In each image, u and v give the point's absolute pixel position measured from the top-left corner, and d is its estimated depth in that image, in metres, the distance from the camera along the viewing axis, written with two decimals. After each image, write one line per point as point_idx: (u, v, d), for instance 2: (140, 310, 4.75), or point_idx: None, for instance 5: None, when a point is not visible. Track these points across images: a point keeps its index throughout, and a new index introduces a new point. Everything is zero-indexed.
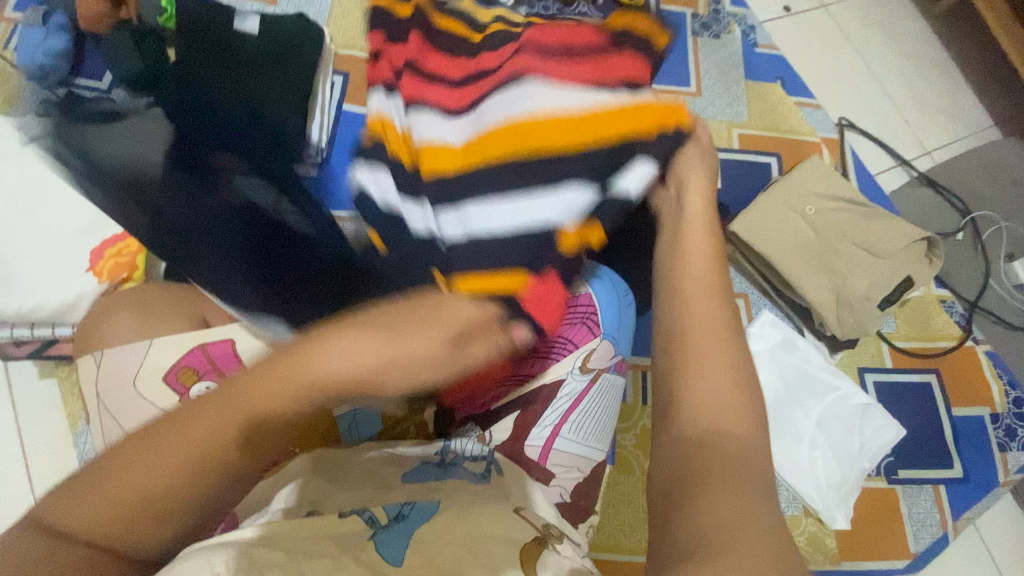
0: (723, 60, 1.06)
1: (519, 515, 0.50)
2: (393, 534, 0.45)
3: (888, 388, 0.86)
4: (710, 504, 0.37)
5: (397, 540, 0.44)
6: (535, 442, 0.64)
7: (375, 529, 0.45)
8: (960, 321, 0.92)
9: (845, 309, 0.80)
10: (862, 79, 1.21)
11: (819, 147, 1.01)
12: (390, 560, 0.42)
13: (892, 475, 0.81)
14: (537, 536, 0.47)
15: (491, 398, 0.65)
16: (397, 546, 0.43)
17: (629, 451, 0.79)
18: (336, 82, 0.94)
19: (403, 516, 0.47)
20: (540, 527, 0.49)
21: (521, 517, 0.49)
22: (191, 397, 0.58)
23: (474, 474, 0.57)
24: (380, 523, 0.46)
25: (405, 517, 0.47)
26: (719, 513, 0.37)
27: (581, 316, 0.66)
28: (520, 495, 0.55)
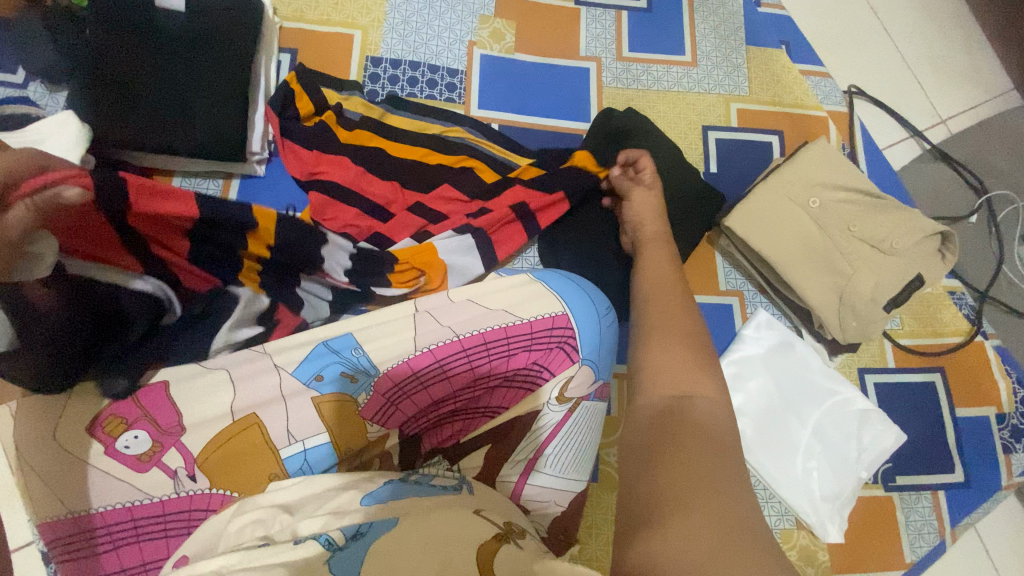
0: (721, 23, 0.94)
1: (480, 515, 0.49)
2: (351, 551, 0.42)
3: (890, 391, 0.81)
4: (659, 450, 0.41)
5: (355, 559, 0.42)
6: (507, 479, 0.59)
7: (331, 551, 0.42)
8: (969, 315, 0.86)
9: (849, 312, 0.73)
10: (875, 38, 1.09)
11: (824, 123, 0.92)
12: None
13: (889, 482, 0.77)
14: (498, 533, 0.47)
15: (460, 431, 0.61)
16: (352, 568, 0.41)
17: (613, 467, 0.74)
18: (282, 60, 0.83)
19: (360, 535, 0.44)
20: (501, 524, 0.49)
21: (480, 516, 0.49)
22: (116, 448, 0.50)
23: (444, 489, 0.53)
24: (336, 545, 0.43)
25: (362, 535, 0.44)
26: (670, 468, 0.39)
27: (557, 341, 0.60)
28: (496, 507, 0.53)
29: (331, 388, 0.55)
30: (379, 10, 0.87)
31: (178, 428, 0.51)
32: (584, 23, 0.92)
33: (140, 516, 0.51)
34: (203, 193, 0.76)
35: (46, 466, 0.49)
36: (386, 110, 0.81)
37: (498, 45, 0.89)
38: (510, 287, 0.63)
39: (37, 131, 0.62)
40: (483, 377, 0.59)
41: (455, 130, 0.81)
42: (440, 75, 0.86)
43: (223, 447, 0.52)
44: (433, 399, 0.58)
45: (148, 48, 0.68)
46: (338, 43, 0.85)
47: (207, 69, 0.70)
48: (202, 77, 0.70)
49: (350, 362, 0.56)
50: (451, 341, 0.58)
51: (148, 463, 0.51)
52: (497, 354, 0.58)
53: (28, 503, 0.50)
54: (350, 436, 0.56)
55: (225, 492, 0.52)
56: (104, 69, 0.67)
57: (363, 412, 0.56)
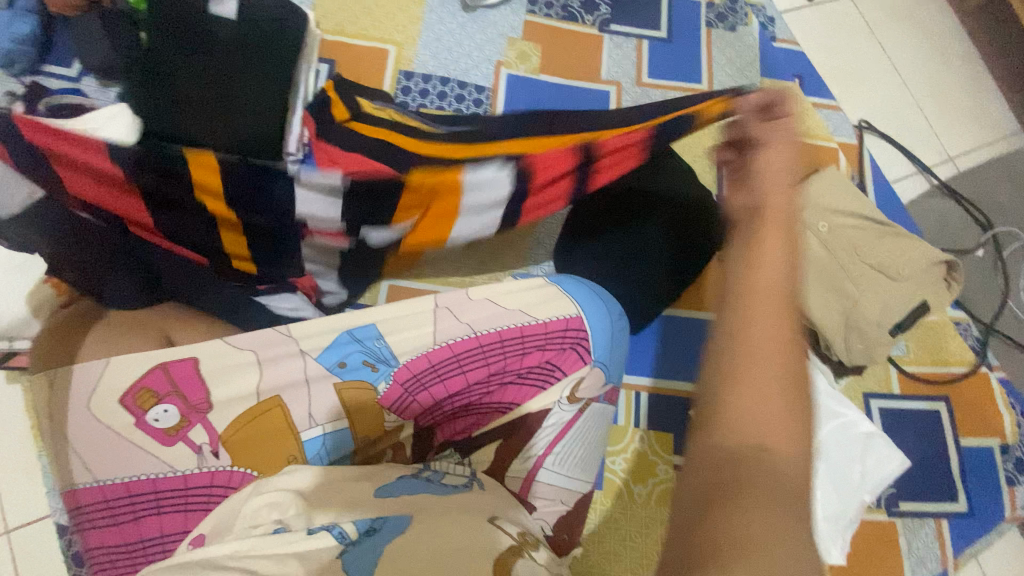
0: (737, 55, 0.98)
1: (493, 523, 0.50)
2: (364, 547, 0.43)
3: (894, 417, 0.82)
4: (724, 469, 0.34)
5: (366, 557, 0.42)
6: (515, 474, 0.61)
7: (345, 545, 0.43)
8: (974, 346, 0.87)
9: (855, 334, 0.75)
10: (885, 76, 1.14)
11: (834, 153, 0.95)
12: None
13: (892, 507, 0.78)
14: (512, 545, 0.47)
15: (472, 426, 0.62)
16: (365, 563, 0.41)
17: (619, 476, 0.76)
18: (321, 70, 0.87)
19: (374, 532, 0.45)
20: (517, 536, 0.49)
21: (496, 526, 0.49)
22: (147, 420, 0.52)
23: (456, 487, 0.55)
24: (350, 540, 0.44)
25: (376, 530, 0.45)
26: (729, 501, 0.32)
27: (570, 342, 0.62)
28: (504, 510, 0.53)
29: (352, 375, 0.58)
30: (414, 29, 0.92)
31: (207, 405, 0.54)
32: (606, 49, 0.96)
33: (163, 489, 0.52)
34: None
35: (80, 431, 0.52)
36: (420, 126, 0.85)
37: (524, 66, 0.93)
38: (527, 288, 0.65)
39: (93, 121, 0.67)
40: (497, 373, 0.61)
41: None
42: (468, 91, 0.91)
43: (242, 429, 0.54)
44: (449, 393, 0.60)
45: (206, 52, 0.72)
46: (374, 57, 0.90)
47: (255, 76, 0.74)
48: (247, 80, 0.73)
49: (373, 351, 0.59)
50: (469, 337, 0.61)
51: (175, 438, 0.53)
52: (512, 351, 0.61)
53: (59, 467, 0.52)
54: (365, 422, 0.58)
55: (246, 471, 0.54)
56: (163, 69, 0.71)
57: (380, 399, 0.58)
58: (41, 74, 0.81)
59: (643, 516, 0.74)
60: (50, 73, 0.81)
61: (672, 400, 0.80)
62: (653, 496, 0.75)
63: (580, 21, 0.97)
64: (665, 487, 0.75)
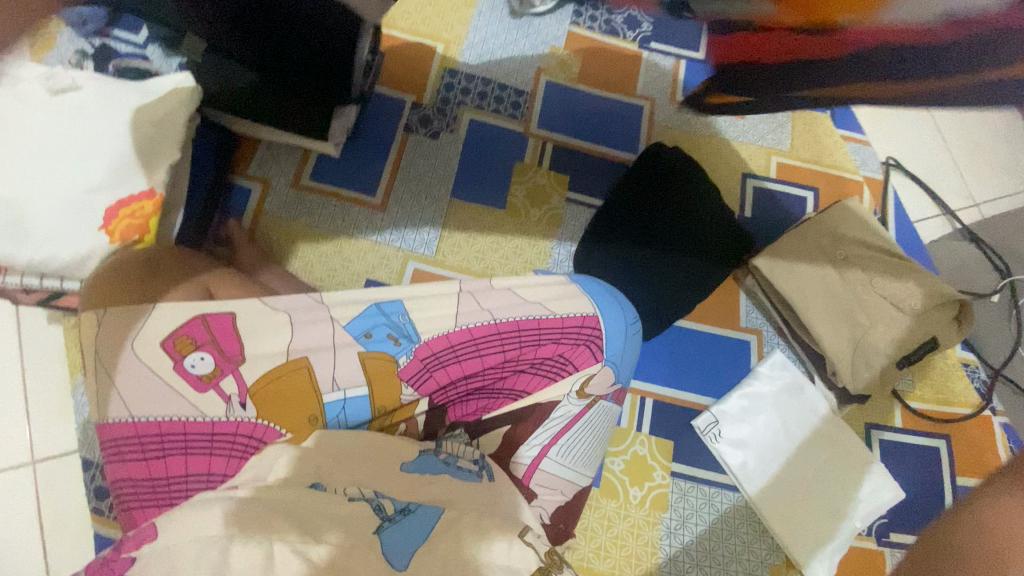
0: None
1: (525, 537, 0.46)
2: (400, 526, 0.46)
3: (893, 449, 0.83)
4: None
5: (403, 539, 0.44)
6: (520, 459, 0.63)
7: (382, 520, 0.46)
8: (980, 389, 0.88)
9: (862, 363, 0.77)
10: (917, 118, 1.15)
11: (858, 188, 0.97)
12: (395, 562, 0.42)
13: (882, 537, 0.79)
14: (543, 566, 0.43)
15: (482, 409, 0.66)
16: (401, 544, 0.44)
17: (616, 477, 0.78)
18: None
19: (409, 512, 0.48)
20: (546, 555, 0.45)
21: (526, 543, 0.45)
22: (184, 365, 0.57)
23: (469, 473, 0.57)
24: (387, 515, 0.47)
25: (411, 512, 0.48)
26: None
27: (584, 338, 0.65)
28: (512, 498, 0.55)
29: (376, 346, 0.62)
30: (462, 29, 0.96)
31: (239, 358, 0.58)
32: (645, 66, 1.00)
33: (191, 432, 0.56)
34: (282, 164, 0.85)
35: (125, 374, 0.56)
36: (465, 134, 0.91)
37: (563, 74, 0.97)
38: (546, 285, 0.69)
39: (158, 85, 0.68)
40: (512, 360, 0.64)
41: (526, 165, 0.90)
42: (507, 93, 0.94)
43: (271, 385, 0.58)
44: (464, 374, 0.64)
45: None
46: (420, 52, 0.94)
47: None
48: None
49: (397, 326, 0.63)
50: (487, 322, 0.64)
51: (207, 385, 0.57)
52: (527, 342, 0.64)
53: (96, 400, 0.56)
54: (384, 391, 0.62)
55: (270, 425, 0.58)
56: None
57: (400, 372, 0.62)
58: (109, 36, 0.86)
59: (636, 517, 0.76)
60: (117, 37, 0.86)
61: (676, 409, 0.82)
62: (648, 499, 0.77)
63: (622, 36, 1.01)
64: (660, 492, 0.77)
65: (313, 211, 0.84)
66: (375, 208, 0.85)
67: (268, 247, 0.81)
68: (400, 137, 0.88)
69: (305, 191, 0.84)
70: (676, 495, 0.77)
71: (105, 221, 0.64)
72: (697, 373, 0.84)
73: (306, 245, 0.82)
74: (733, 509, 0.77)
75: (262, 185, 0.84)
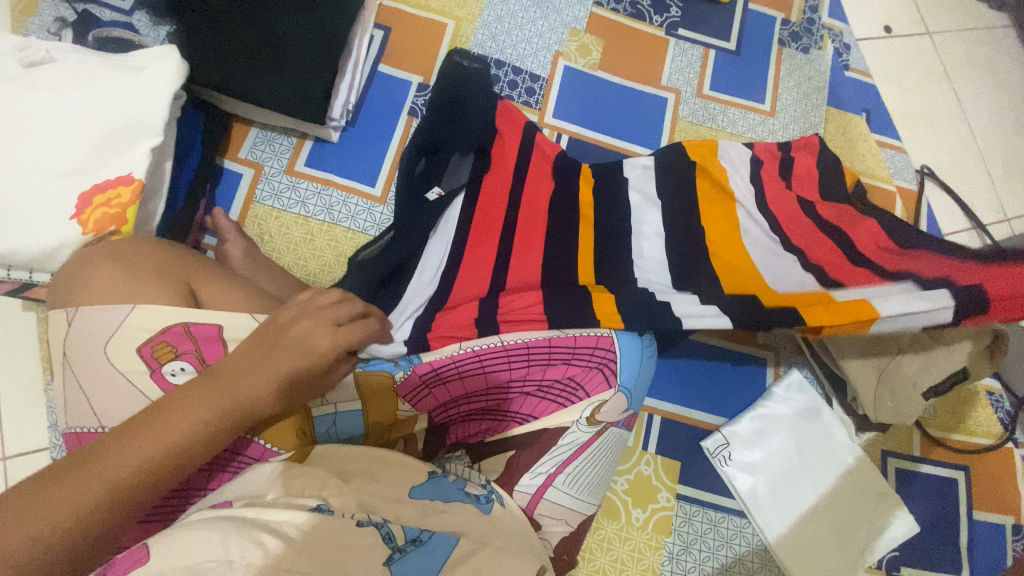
0: (807, 79, 0.94)
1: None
2: (413, 558, 0.42)
3: (908, 479, 0.79)
4: None
5: (416, 569, 0.41)
6: (525, 489, 0.61)
7: (391, 550, 0.42)
8: (1003, 419, 0.84)
9: (885, 390, 0.72)
10: (953, 124, 1.09)
11: (892, 198, 0.90)
12: None
13: (892, 570, 0.76)
14: None
15: (485, 431, 0.64)
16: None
17: (619, 497, 0.74)
18: (376, 36, 0.84)
19: (420, 542, 0.44)
20: None
21: None
22: (162, 373, 0.52)
23: (477, 499, 0.55)
24: (397, 544, 0.43)
25: (423, 543, 0.44)
26: None
27: (596, 361, 0.62)
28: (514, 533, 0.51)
29: (371, 360, 0.58)
30: (475, 5, 0.89)
31: None
32: (671, 54, 0.92)
33: None
34: (275, 147, 0.78)
35: (97, 380, 0.51)
36: None
37: (583, 60, 0.90)
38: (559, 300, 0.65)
39: (139, 58, 0.63)
40: (518, 381, 0.62)
41: None
42: (522, 78, 0.87)
43: None
44: (465, 394, 0.61)
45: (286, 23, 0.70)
46: (430, 29, 0.86)
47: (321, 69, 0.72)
48: (300, 43, 0.71)
49: (397, 345, 0.60)
50: (495, 342, 0.61)
51: None
52: (536, 363, 0.61)
53: (65, 405, 0.53)
54: (379, 407, 0.59)
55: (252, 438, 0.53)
56: (222, 34, 0.69)
57: (397, 387, 0.59)
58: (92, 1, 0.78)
59: (638, 540, 0.72)
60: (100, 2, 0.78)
61: (685, 428, 0.78)
62: (651, 522, 0.73)
63: (648, 21, 0.93)
64: (664, 514, 0.74)
65: (308, 200, 0.77)
66: (376, 202, 0.79)
67: (259, 238, 0.76)
68: (404, 122, 0.82)
69: (300, 177, 0.78)
70: (680, 518, 0.74)
71: (79, 208, 0.58)
72: (710, 391, 0.79)
73: (300, 237, 0.76)
74: (739, 535, 0.74)
75: (255, 170, 0.77)
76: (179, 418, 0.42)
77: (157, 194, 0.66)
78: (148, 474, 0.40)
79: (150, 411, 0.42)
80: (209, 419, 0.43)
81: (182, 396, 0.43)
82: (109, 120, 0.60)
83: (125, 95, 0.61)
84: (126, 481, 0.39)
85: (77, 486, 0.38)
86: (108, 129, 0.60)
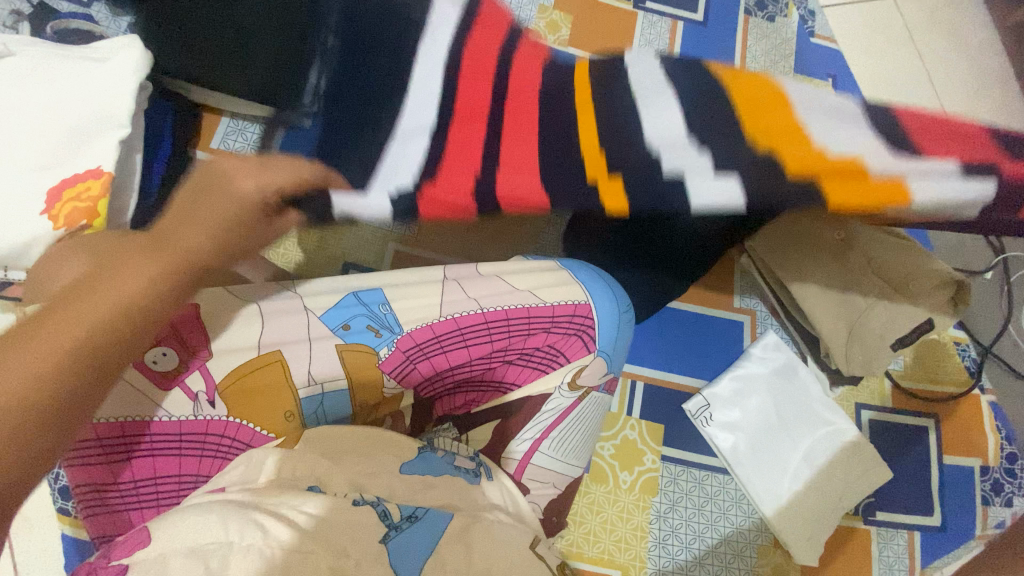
0: (773, 47, 0.96)
1: (535, 550, 0.49)
2: (409, 534, 0.43)
3: (882, 429, 0.83)
4: None
5: (412, 545, 0.42)
6: (513, 455, 0.64)
7: (386, 527, 0.43)
8: (969, 367, 0.87)
9: (856, 345, 0.74)
10: (917, 86, 1.12)
11: None
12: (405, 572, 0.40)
13: (869, 515, 0.80)
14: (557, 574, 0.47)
15: (471, 402, 0.66)
16: (411, 556, 0.41)
17: (606, 461, 0.76)
18: None
19: (415, 519, 0.45)
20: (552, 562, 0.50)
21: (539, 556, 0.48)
22: (145, 362, 0.52)
23: (464, 472, 0.56)
24: (392, 521, 0.44)
25: (418, 519, 0.45)
26: None
27: (575, 329, 0.64)
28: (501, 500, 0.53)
29: (355, 338, 0.60)
30: None
31: (207, 351, 0.55)
32: (639, 26, 0.93)
33: (156, 433, 0.53)
34: (247, 136, 0.79)
35: None
36: None
37: (553, 36, 0.90)
38: (537, 270, 0.67)
39: (100, 50, 0.63)
40: (501, 351, 0.63)
41: None
42: None
43: (245, 378, 0.55)
44: (448, 367, 0.63)
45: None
46: None
47: (270, 50, 0.70)
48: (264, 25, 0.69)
49: (377, 317, 0.61)
50: (474, 312, 0.62)
51: (173, 382, 0.53)
52: (517, 332, 0.63)
53: None
54: (367, 384, 0.61)
55: (243, 422, 0.55)
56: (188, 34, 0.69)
57: (382, 365, 0.61)
58: None
59: (626, 501, 0.75)
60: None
61: (667, 392, 0.80)
62: (638, 483, 0.76)
63: None
64: (650, 476, 0.76)
65: None
66: None
67: None
68: None
69: None
70: (666, 478, 0.77)
71: (49, 204, 0.57)
72: (689, 356, 0.82)
73: None
74: (722, 491, 0.77)
75: None
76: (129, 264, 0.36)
77: (128, 187, 0.65)
78: (105, 337, 0.33)
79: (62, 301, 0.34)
80: (150, 276, 0.36)
81: (93, 288, 0.35)
82: (71, 113, 0.59)
83: (85, 87, 0.60)
84: (72, 354, 0.32)
85: (72, 313, 0.33)
86: (71, 123, 0.59)
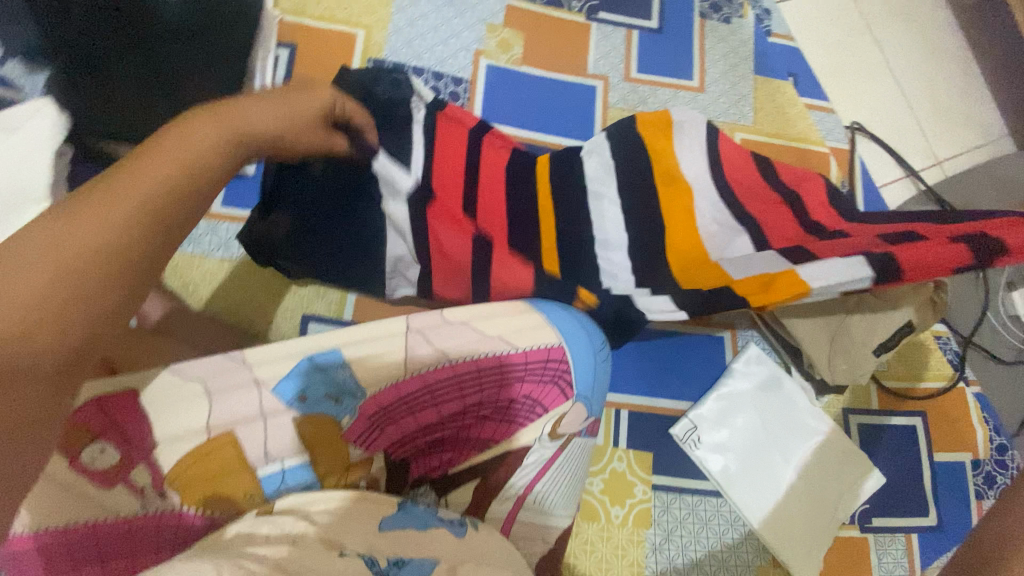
0: (731, 49, 0.94)
1: None
2: None
3: (871, 433, 0.82)
4: None
5: None
6: (495, 515, 0.61)
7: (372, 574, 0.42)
8: (952, 360, 0.87)
9: (840, 354, 0.74)
10: (877, 76, 1.12)
11: (825, 159, 0.91)
12: None
13: (865, 523, 0.79)
14: None
15: (447, 463, 0.62)
16: None
17: (596, 498, 0.74)
18: (280, 56, 0.80)
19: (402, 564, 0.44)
20: None
21: None
22: (82, 461, 0.49)
23: (450, 525, 0.53)
24: (379, 568, 0.43)
25: (404, 565, 0.44)
26: None
27: (550, 375, 0.62)
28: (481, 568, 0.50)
29: (314, 408, 0.56)
30: (384, 11, 0.84)
31: (150, 442, 0.51)
32: (594, 39, 0.90)
33: (99, 533, 0.48)
34: None
35: None
36: None
37: (505, 56, 0.87)
38: (507, 314, 0.64)
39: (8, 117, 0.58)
40: (475, 406, 0.61)
41: None
42: (444, 83, 0.84)
43: (198, 463, 0.52)
44: (419, 426, 0.61)
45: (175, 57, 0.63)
46: (339, 41, 0.82)
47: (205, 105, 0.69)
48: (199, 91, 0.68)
49: (336, 382, 0.57)
50: (443, 365, 0.60)
51: (115, 479, 0.49)
52: (489, 384, 0.61)
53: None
54: (331, 454, 0.58)
55: (200, 510, 0.52)
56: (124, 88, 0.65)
57: (345, 434, 0.58)
58: None
59: (619, 537, 0.72)
60: None
61: (652, 417, 0.77)
62: (630, 517, 0.73)
63: (566, 7, 0.91)
64: (642, 508, 0.74)
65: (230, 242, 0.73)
66: None
67: None
68: None
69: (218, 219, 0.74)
70: (659, 508, 0.74)
71: None
72: (671, 378, 0.79)
73: None
74: (717, 515, 0.75)
75: None
76: (97, 212, 0.34)
77: None
78: (110, 259, 0.34)
79: (98, 184, 0.36)
80: (178, 149, 0.40)
81: (122, 177, 0.36)
82: None
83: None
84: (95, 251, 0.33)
85: (103, 202, 0.34)
86: None
